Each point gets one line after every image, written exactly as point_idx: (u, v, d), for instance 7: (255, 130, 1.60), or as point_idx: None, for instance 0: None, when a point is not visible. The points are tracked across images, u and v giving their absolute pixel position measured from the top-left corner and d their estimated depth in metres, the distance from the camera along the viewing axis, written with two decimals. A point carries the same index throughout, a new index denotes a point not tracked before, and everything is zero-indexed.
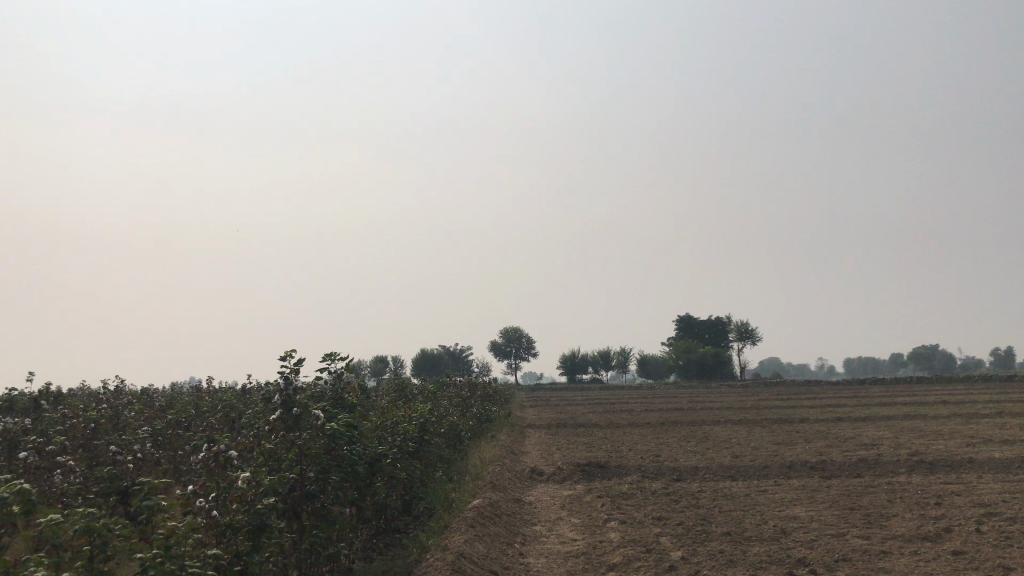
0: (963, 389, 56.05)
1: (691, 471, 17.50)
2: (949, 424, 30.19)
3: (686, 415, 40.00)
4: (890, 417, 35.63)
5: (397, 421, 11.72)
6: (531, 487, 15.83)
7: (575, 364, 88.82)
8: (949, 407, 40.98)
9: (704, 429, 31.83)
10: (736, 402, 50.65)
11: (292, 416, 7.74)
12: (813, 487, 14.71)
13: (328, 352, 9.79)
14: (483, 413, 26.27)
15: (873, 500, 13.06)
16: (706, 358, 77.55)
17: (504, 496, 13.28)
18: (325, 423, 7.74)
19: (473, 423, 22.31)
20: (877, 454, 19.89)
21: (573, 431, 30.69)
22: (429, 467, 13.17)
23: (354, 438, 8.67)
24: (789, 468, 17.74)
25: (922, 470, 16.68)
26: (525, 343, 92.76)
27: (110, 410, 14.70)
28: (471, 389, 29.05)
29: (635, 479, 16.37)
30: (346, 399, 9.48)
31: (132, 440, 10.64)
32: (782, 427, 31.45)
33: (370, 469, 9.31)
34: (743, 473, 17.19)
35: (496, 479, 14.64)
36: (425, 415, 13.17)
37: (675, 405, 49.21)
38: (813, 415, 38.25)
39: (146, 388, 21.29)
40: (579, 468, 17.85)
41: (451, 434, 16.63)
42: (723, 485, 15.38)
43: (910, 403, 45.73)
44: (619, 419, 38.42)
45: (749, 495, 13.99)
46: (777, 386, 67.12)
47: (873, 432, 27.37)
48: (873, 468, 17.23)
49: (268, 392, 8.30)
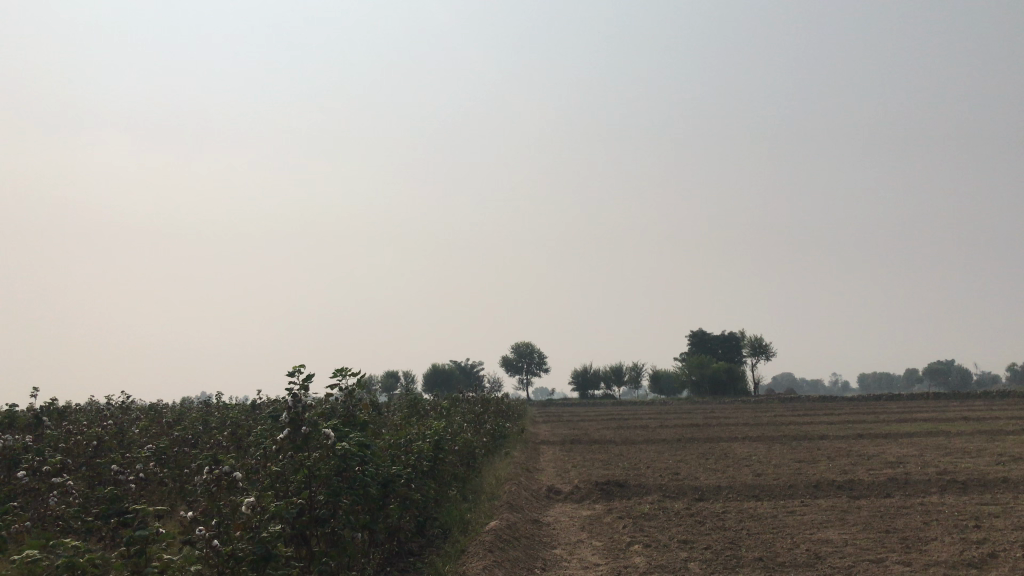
0: (982, 406, 54.99)
1: (713, 490, 16.92)
2: (974, 441, 29.43)
3: (702, 432, 39.32)
4: (913, 434, 34.86)
5: (411, 439, 11.25)
6: (548, 507, 15.30)
7: (587, 379, 88.22)
8: (970, 423, 40.12)
9: (722, 446, 31.21)
10: (751, 418, 49.81)
11: (301, 436, 7.31)
12: (843, 508, 14.11)
13: (340, 368, 9.35)
14: (496, 429, 25.77)
15: (908, 522, 12.48)
16: (720, 373, 76.65)
17: (522, 517, 12.77)
18: (336, 443, 7.31)
19: (487, 440, 21.81)
20: (905, 473, 19.23)
21: (588, 449, 30.13)
22: (444, 487, 12.68)
23: (367, 458, 8.23)
24: (814, 487, 17.14)
25: (955, 490, 16.05)
26: (537, 359, 92.16)
27: (115, 427, 14.29)
28: (484, 405, 28.49)
29: (656, 499, 15.83)
30: (357, 416, 9.03)
31: (136, 459, 10.21)
32: (802, 444, 30.75)
33: (384, 490, 8.87)
34: (768, 492, 16.62)
35: (513, 498, 14.14)
36: (439, 432, 12.70)
37: (689, 421, 48.44)
38: (832, 432, 37.52)
39: (154, 404, 20.93)
40: (597, 487, 17.29)
41: (465, 451, 16.11)
42: (749, 506, 14.80)
43: (929, 418, 44.79)
44: (634, 435, 37.80)
45: (777, 517, 13.42)
46: (792, 401, 66.14)
47: (896, 449, 26.66)
48: (903, 487, 16.62)
49: (275, 410, 7.86)
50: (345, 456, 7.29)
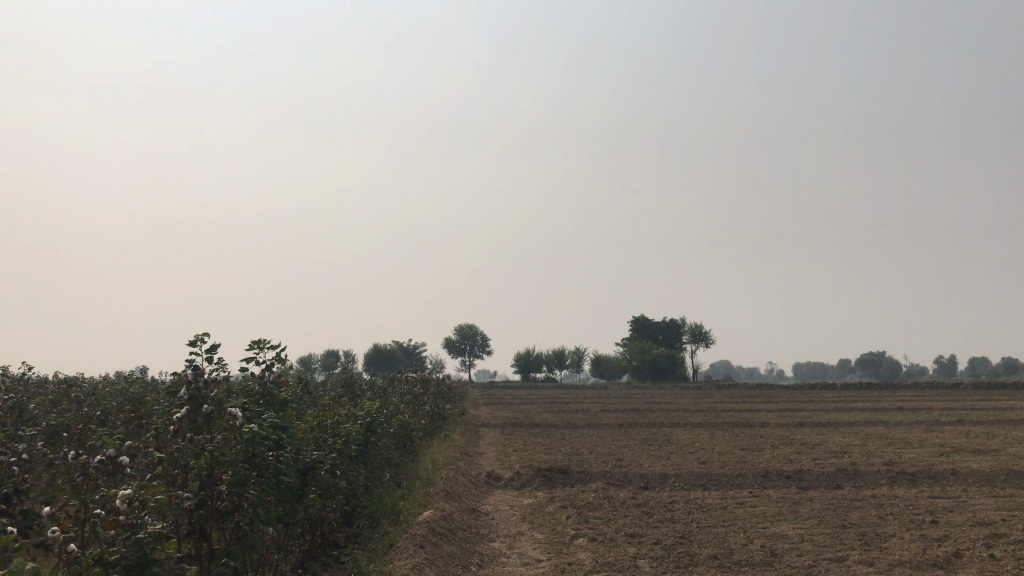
0: (914, 396, 56.11)
1: (660, 478, 16.28)
2: (913, 431, 29.45)
3: (645, 417, 39.00)
4: (852, 423, 34.98)
5: (339, 421, 10.25)
6: (487, 495, 14.45)
7: (530, 362, 87.88)
8: (905, 413, 40.61)
9: (665, 432, 30.83)
10: (691, 404, 49.90)
11: (202, 415, 6.26)
12: (794, 500, 13.58)
13: (256, 340, 8.29)
14: (436, 411, 24.85)
15: (863, 517, 11.98)
16: (661, 359, 76.87)
17: (459, 506, 11.92)
18: (243, 425, 6.37)
19: (425, 422, 20.89)
20: (851, 463, 18.90)
21: (530, 432, 29.42)
22: (375, 473, 11.71)
23: (283, 443, 7.26)
24: (764, 477, 16.61)
25: (904, 482, 15.66)
26: (480, 341, 91.35)
27: (12, 400, 12.91)
28: (423, 385, 27.57)
29: (601, 487, 15.13)
30: (276, 395, 7.99)
31: (23, 439, 8.94)
32: (746, 432, 30.52)
33: (302, 478, 7.91)
34: (716, 481, 16.04)
35: (450, 485, 13.25)
36: (372, 413, 11.73)
37: (630, 405, 48.16)
38: (773, 420, 37.49)
39: (67, 378, 19.48)
40: (539, 474, 16.49)
41: (401, 434, 15.16)
42: (696, 496, 14.17)
43: (866, 408, 45.26)
44: (577, 419, 37.26)
45: (727, 509, 12.79)
46: (731, 389, 66.52)
47: (838, 439, 26.50)
48: (853, 478, 16.21)
49: (172, 386, 6.81)
50: (254, 441, 6.34)
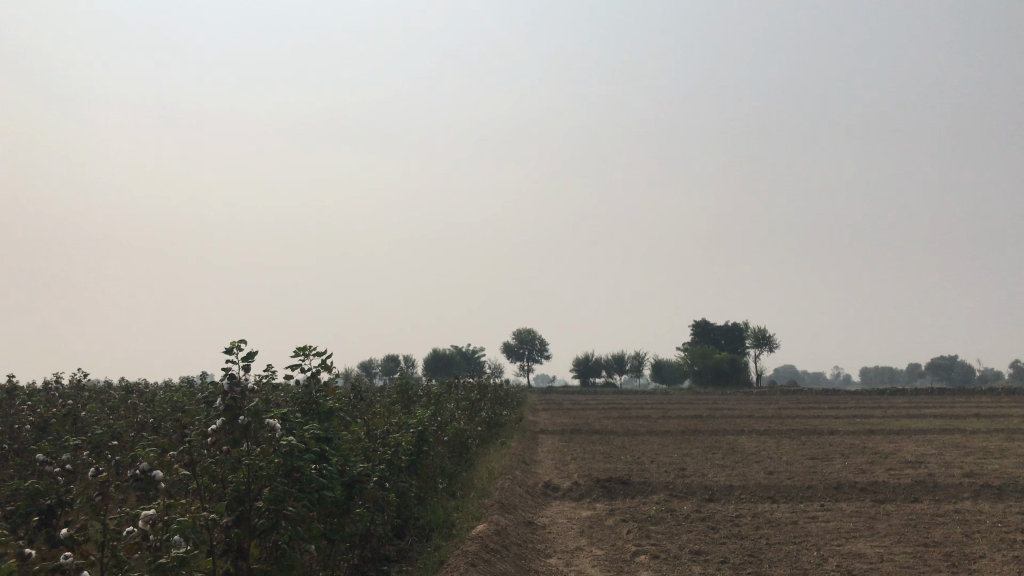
0: (991, 402, 53.69)
1: (725, 490, 15.58)
2: (993, 440, 27.95)
3: (707, 423, 38.00)
4: (927, 431, 33.46)
5: (389, 430, 9.90)
6: (544, 506, 13.99)
7: (588, 367, 87.04)
8: (982, 420, 38.75)
9: (728, 439, 29.90)
10: (754, 410, 48.50)
11: (239, 427, 5.93)
12: (870, 514, 12.78)
13: (301, 347, 7.97)
14: (492, 417, 24.45)
15: (946, 534, 11.16)
16: (722, 364, 75.28)
17: (515, 519, 11.48)
18: (281, 437, 6.04)
19: (480, 429, 20.48)
20: (929, 474, 17.89)
21: (588, 439, 28.80)
22: (427, 484, 11.35)
23: (326, 456, 6.91)
24: (835, 489, 15.77)
25: (989, 495, 14.66)
26: (539, 346, 90.81)
27: (66, 407, 12.90)
28: (481, 391, 27.25)
29: (663, 499, 14.53)
30: (320, 404, 7.65)
31: (69, 448, 8.72)
32: (813, 440, 29.39)
33: (347, 492, 7.58)
34: (785, 493, 15.27)
35: (505, 497, 12.80)
36: (424, 422, 11.37)
37: (692, 411, 47.03)
38: (842, 427, 36.14)
39: (126, 384, 19.63)
40: (598, 484, 15.92)
41: (455, 442, 14.78)
42: (764, 509, 13.45)
43: (941, 415, 43.35)
44: (638, 425, 36.44)
45: (797, 524, 12.07)
46: (796, 394, 64.68)
47: (913, 447, 25.26)
48: (932, 491, 15.26)
49: (210, 396, 6.54)
50: (291, 455, 6.00)
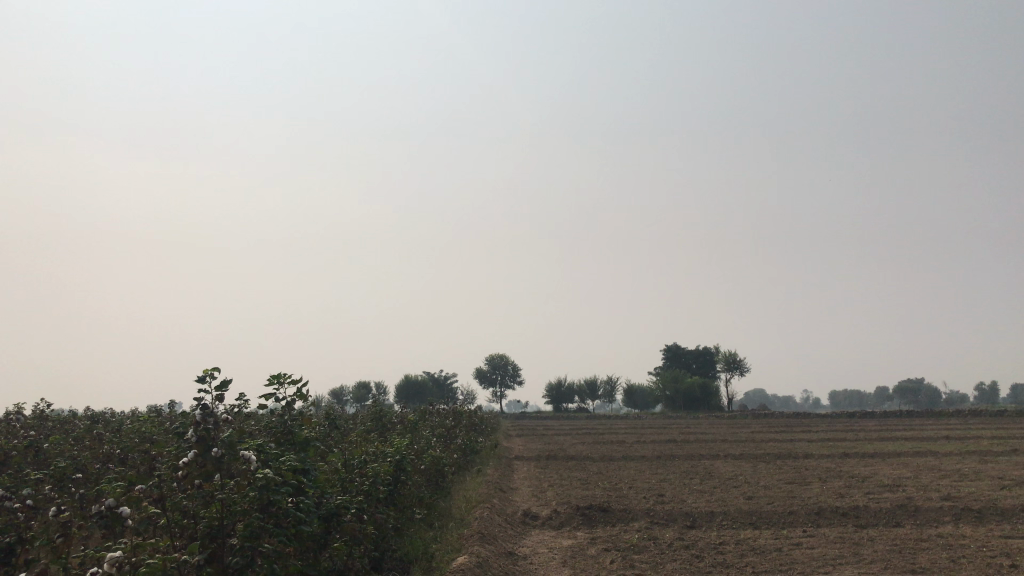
0: (959, 425, 54.00)
1: (707, 516, 15.38)
2: (965, 462, 28.07)
3: (682, 448, 37.84)
4: (900, 453, 33.59)
5: (366, 460, 9.61)
6: (524, 535, 13.69)
7: (562, 393, 86.76)
8: (953, 442, 38.99)
9: (704, 464, 29.76)
10: (728, 434, 48.50)
11: (212, 460, 5.64)
12: (855, 540, 12.66)
13: (275, 375, 7.68)
14: (467, 444, 24.08)
15: (932, 560, 11.05)
16: (694, 388, 75.40)
17: (495, 550, 11.19)
18: (257, 470, 5.75)
19: (456, 456, 20.15)
20: (908, 497, 17.85)
21: (564, 466, 28.50)
22: (405, 514, 11.01)
23: (304, 489, 6.61)
24: (816, 514, 15.64)
25: (970, 519, 14.59)
26: (512, 371, 90.41)
27: (27, 439, 12.38)
28: (455, 418, 26.86)
29: (644, 526, 14.30)
30: (296, 433, 7.35)
31: (30, 482, 8.29)
32: (789, 464, 29.33)
33: (323, 526, 7.27)
34: (766, 519, 15.11)
35: (485, 527, 12.50)
36: (401, 450, 11.06)
37: (666, 436, 46.89)
38: (816, 450, 36.16)
39: (91, 413, 19.03)
40: (578, 512, 15.64)
41: (432, 471, 14.46)
42: (747, 536, 13.26)
43: (913, 437, 43.60)
44: (613, 451, 36.19)
45: (782, 551, 11.89)
46: (768, 418, 64.82)
47: (888, 471, 25.27)
48: (913, 515, 15.19)
49: (180, 427, 6.23)
50: (269, 489, 5.71)
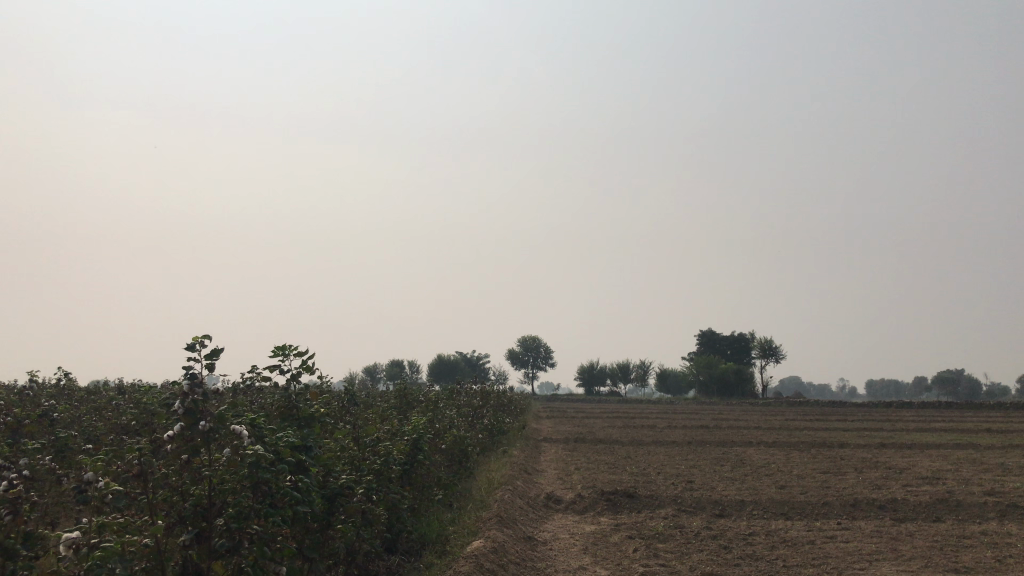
0: (1002, 417, 52.48)
1: (737, 505, 14.83)
2: (1009, 456, 27.03)
3: (714, 435, 37.15)
4: (939, 445, 32.58)
5: (380, 438, 9.21)
6: (546, 519, 13.28)
7: (593, 376, 86.22)
8: (995, 435, 37.73)
9: (736, 451, 29.10)
10: (761, 421, 47.56)
11: (199, 434, 5.27)
12: (893, 535, 12.03)
13: (280, 346, 7.29)
14: (494, 425, 23.69)
15: (976, 558, 10.41)
16: (727, 374, 74.40)
17: (514, 535, 10.77)
18: (248, 447, 5.35)
19: (480, 436, 19.77)
20: (950, 491, 17.11)
21: (592, 449, 28.04)
22: (421, 495, 10.63)
23: (305, 467, 6.21)
24: (852, 506, 15.01)
25: (1016, 516, 13.85)
26: (544, 353, 89.95)
27: (43, 408, 12.23)
28: (483, 398, 26.47)
29: (671, 514, 13.82)
30: (301, 409, 6.95)
31: (31, 451, 8.02)
32: (823, 453, 28.56)
33: (327, 507, 6.87)
34: (799, 509, 14.53)
35: (505, 510, 12.09)
36: (419, 429, 10.67)
37: (698, 421, 46.18)
38: (852, 440, 35.25)
39: (114, 384, 18.94)
40: (603, 497, 15.17)
41: (454, 450, 14.12)
42: (778, 527, 12.72)
43: (954, 429, 42.35)
44: (644, 435, 35.61)
45: (815, 545, 11.32)
46: (803, 406, 63.70)
47: (928, 463, 24.39)
48: (955, 510, 14.50)
49: (171, 398, 5.88)
50: (259, 466, 5.32)
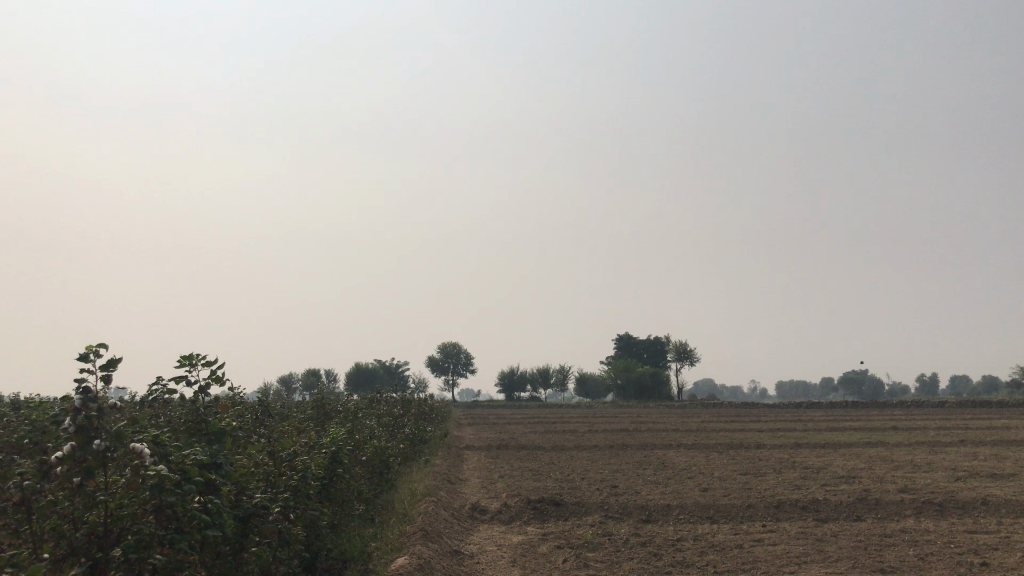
0: (905, 414, 54.73)
1: (663, 510, 14.75)
2: (914, 453, 27.99)
3: (634, 438, 37.46)
4: (850, 443, 33.60)
5: (297, 452, 8.68)
6: (471, 531, 12.91)
7: (513, 382, 86.21)
8: (900, 433, 39.14)
9: (657, 454, 29.28)
10: (679, 424, 48.21)
11: (94, 454, 4.70)
12: (819, 535, 12.11)
13: (186, 356, 6.72)
14: (415, 434, 23.16)
15: (900, 557, 10.52)
16: (645, 377, 75.41)
17: (440, 549, 10.36)
18: (151, 467, 4.82)
19: (401, 446, 19.24)
20: (865, 490, 17.48)
21: (514, 455, 27.78)
22: (341, 510, 10.13)
23: (215, 488, 5.66)
24: (775, 507, 15.13)
25: (932, 513, 14.16)
26: (465, 360, 89.46)
27: None
28: (404, 407, 25.87)
29: (598, 521, 13.64)
30: (211, 423, 6.39)
31: None
32: (740, 454, 29.02)
33: (239, 528, 6.33)
34: (724, 512, 14.55)
35: (430, 523, 11.66)
36: (338, 441, 10.15)
37: (618, 425, 46.49)
38: (767, 440, 36.04)
39: (4, 399, 17.62)
40: (529, 505, 14.87)
41: (376, 461, 13.62)
42: (706, 531, 12.67)
43: (861, 428, 43.78)
44: (566, 440, 35.58)
45: (743, 548, 11.27)
46: (718, 407, 65.11)
47: (842, 461, 25.01)
48: (874, 508, 14.77)
49: (61, 414, 5.28)
50: (162, 490, 4.79)
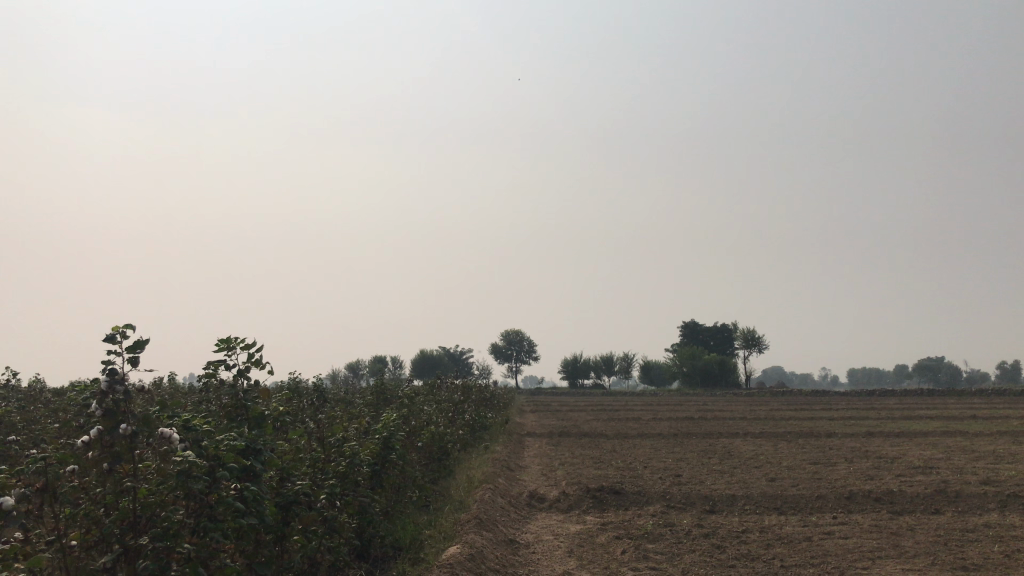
0: (986, 403, 52.42)
1: (728, 500, 14.22)
2: (998, 443, 26.62)
3: (699, 426, 36.65)
4: (928, 433, 32.24)
5: (346, 438, 8.48)
6: (529, 520, 12.62)
7: (577, 369, 85.64)
8: (981, 423, 37.38)
9: (723, 443, 28.51)
10: (747, 412, 47.02)
11: (121, 438, 4.53)
12: (894, 529, 11.44)
13: (225, 340, 6.53)
14: (475, 420, 22.96)
15: (985, 554, 9.82)
16: (711, 365, 73.99)
17: (494, 538, 10.09)
18: (179, 452, 4.62)
19: (460, 432, 19.03)
20: (945, 481, 16.57)
21: (576, 443, 27.40)
22: (394, 496, 9.92)
23: (253, 475, 5.46)
24: (846, 498, 14.45)
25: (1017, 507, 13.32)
26: (528, 347, 89.20)
27: None
28: (464, 393, 25.72)
29: (660, 511, 13.20)
30: (251, 408, 6.20)
31: None
32: (810, 443, 28.06)
33: (281, 516, 6.14)
34: (792, 503, 13.95)
35: (485, 510, 11.40)
36: (391, 427, 9.93)
37: (683, 413, 45.57)
38: (839, 430, 34.80)
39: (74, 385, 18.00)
40: (589, 494, 14.52)
41: (432, 447, 13.42)
42: (772, 523, 12.13)
43: (940, 417, 42.01)
44: (629, 428, 35.01)
45: (813, 541, 10.70)
46: (787, 395, 63.43)
47: (919, 451, 23.90)
48: (954, 501, 13.96)
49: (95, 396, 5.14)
50: (190, 476, 4.60)
